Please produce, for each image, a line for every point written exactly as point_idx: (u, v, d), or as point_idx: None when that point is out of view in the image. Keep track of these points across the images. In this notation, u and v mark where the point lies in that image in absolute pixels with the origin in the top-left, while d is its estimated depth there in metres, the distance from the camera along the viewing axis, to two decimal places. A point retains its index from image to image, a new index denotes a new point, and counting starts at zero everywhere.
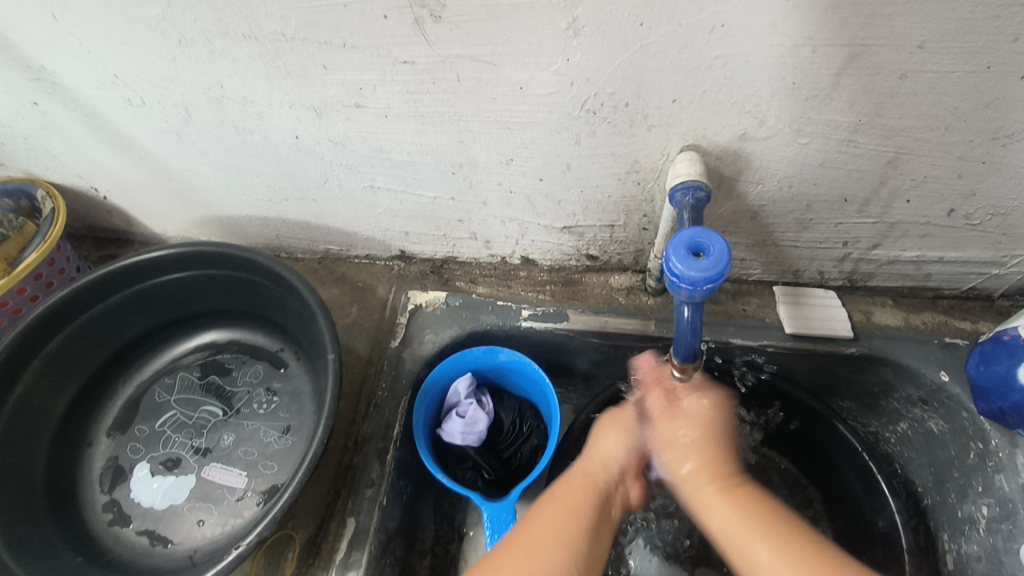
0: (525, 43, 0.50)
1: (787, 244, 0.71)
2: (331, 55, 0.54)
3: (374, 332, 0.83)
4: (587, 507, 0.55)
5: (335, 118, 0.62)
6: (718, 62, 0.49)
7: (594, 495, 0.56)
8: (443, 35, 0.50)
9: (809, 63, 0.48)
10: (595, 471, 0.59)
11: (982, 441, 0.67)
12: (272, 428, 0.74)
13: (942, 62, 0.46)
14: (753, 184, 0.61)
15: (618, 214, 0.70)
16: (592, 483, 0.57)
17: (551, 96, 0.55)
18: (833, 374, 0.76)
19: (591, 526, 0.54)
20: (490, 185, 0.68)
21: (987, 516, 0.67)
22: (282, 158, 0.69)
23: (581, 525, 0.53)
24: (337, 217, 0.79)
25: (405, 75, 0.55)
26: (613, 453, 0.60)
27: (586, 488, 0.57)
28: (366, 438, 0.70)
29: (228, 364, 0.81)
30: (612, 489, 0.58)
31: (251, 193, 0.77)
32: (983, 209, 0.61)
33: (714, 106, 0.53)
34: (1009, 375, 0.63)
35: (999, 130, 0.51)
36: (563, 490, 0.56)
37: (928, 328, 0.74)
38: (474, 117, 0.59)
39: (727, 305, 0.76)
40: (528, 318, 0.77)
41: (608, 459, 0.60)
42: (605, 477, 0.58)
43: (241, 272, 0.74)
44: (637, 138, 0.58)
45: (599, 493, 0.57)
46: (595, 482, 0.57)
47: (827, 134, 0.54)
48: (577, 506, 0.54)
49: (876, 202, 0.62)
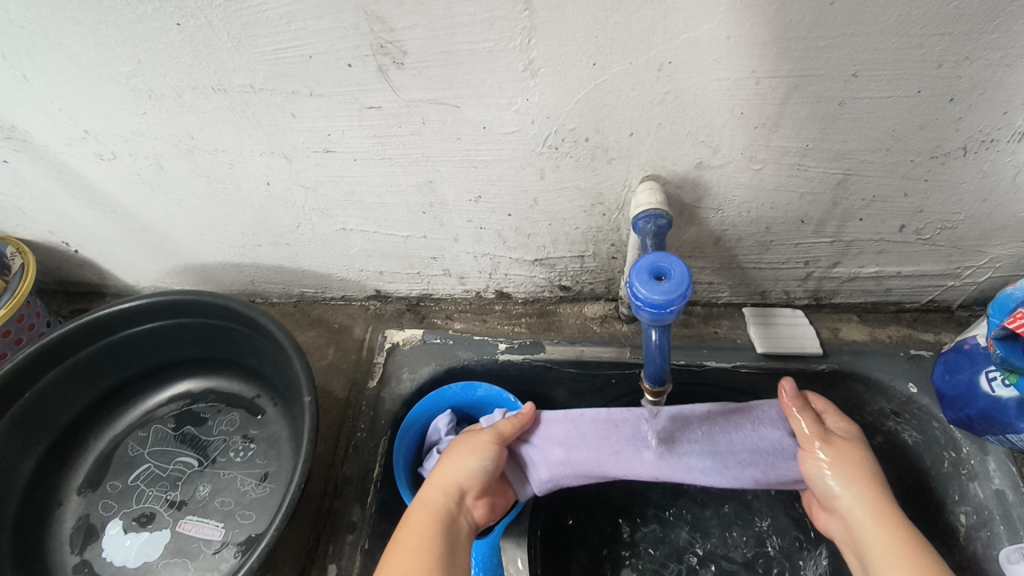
0: (485, 86, 0.52)
1: (751, 266, 0.73)
2: (299, 104, 0.56)
3: (351, 373, 0.82)
4: (429, 539, 0.53)
5: (304, 163, 0.63)
6: (669, 96, 0.51)
7: (433, 525, 0.54)
8: (406, 81, 0.52)
9: (755, 94, 0.50)
10: (434, 502, 0.57)
11: (954, 450, 0.68)
12: (249, 476, 0.73)
13: (876, 89, 0.49)
14: (714, 210, 0.64)
15: (587, 244, 0.71)
16: (432, 512, 0.56)
17: (514, 135, 0.57)
18: (807, 392, 0.77)
19: (443, 556, 0.52)
20: (461, 222, 0.70)
21: (966, 526, 0.66)
22: (255, 205, 0.70)
23: (435, 552, 0.52)
24: (312, 259, 0.79)
25: (372, 120, 0.57)
26: (451, 477, 0.59)
27: (428, 521, 0.55)
28: (345, 481, 0.70)
29: (203, 414, 0.79)
30: (452, 516, 0.56)
31: (224, 240, 0.77)
32: (932, 224, 0.64)
33: (670, 138, 0.55)
34: (972, 383, 0.65)
35: (937, 150, 0.54)
36: (405, 533, 0.54)
37: (894, 341, 0.76)
38: (441, 157, 0.60)
39: (699, 329, 0.78)
40: (505, 352, 0.78)
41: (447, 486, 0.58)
42: (443, 505, 0.57)
43: (216, 319, 0.74)
44: (600, 171, 0.60)
45: (440, 523, 0.55)
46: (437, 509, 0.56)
47: (778, 159, 0.57)
48: (420, 543, 0.52)
49: (831, 222, 0.64)
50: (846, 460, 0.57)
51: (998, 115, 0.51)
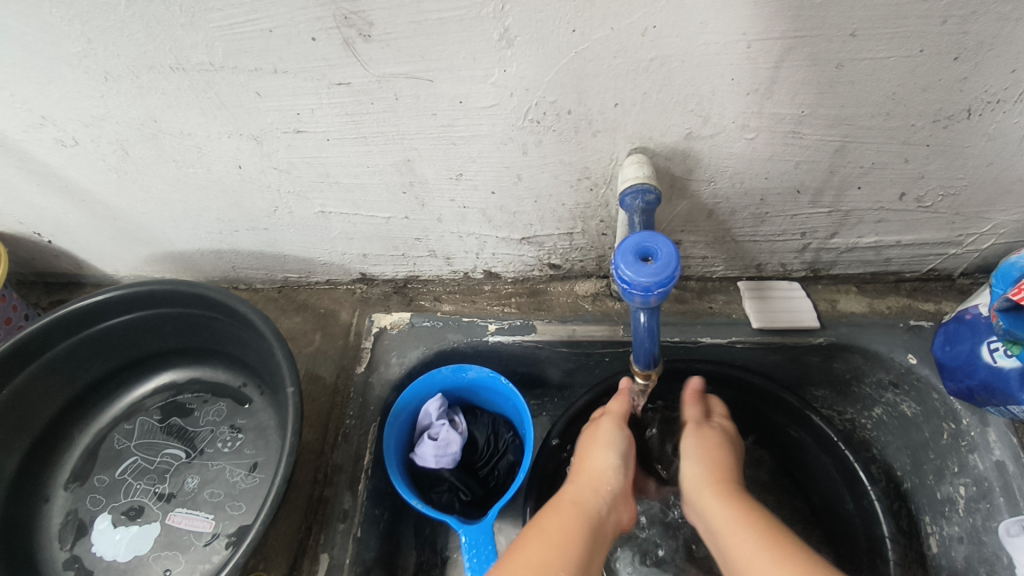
0: (458, 57, 0.49)
1: (746, 239, 0.70)
2: (263, 82, 0.53)
3: (339, 358, 0.80)
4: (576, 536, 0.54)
5: (275, 145, 0.60)
6: (654, 63, 0.48)
7: (582, 523, 0.56)
8: (375, 54, 0.49)
9: (746, 59, 0.47)
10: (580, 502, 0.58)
11: (954, 421, 0.67)
12: (238, 466, 0.72)
13: (876, 49, 0.46)
14: (705, 182, 0.61)
15: (575, 221, 0.68)
16: (579, 509, 0.57)
17: (492, 109, 0.54)
18: (804, 365, 0.76)
19: (583, 556, 0.53)
20: (443, 202, 0.67)
21: (965, 496, 0.67)
22: (228, 189, 0.67)
23: (565, 553, 0.52)
24: (293, 244, 0.76)
25: (342, 97, 0.54)
26: (602, 467, 0.62)
27: (573, 517, 0.56)
28: (337, 468, 0.69)
29: (189, 404, 0.77)
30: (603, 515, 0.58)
31: (200, 226, 0.74)
32: (933, 190, 0.61)
33: (658, 108, 0.52)
34: (974, 353, 0.64)
35: (940, 113, 0.51)
36: (549, 520, 0.56)
37: (893, 311, 0.74)
38: (418, 134, 0.57)
39: (693, 304, 0.76)
40: (494, 333, 0.76)
41: (599, 485, 0.60)
42: (596, 505, 0.58)
43: (195, 309, 0.72)
44: (584, 145, 0.57)
45: (590, 525, 0.56)
46: (561, 532, 0.54)
47: (772, 128, 0.54)
48: (567, 538, 0.54)
49: (828, 191, 0.61)
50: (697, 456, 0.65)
51: (1004, 74, 0.47)
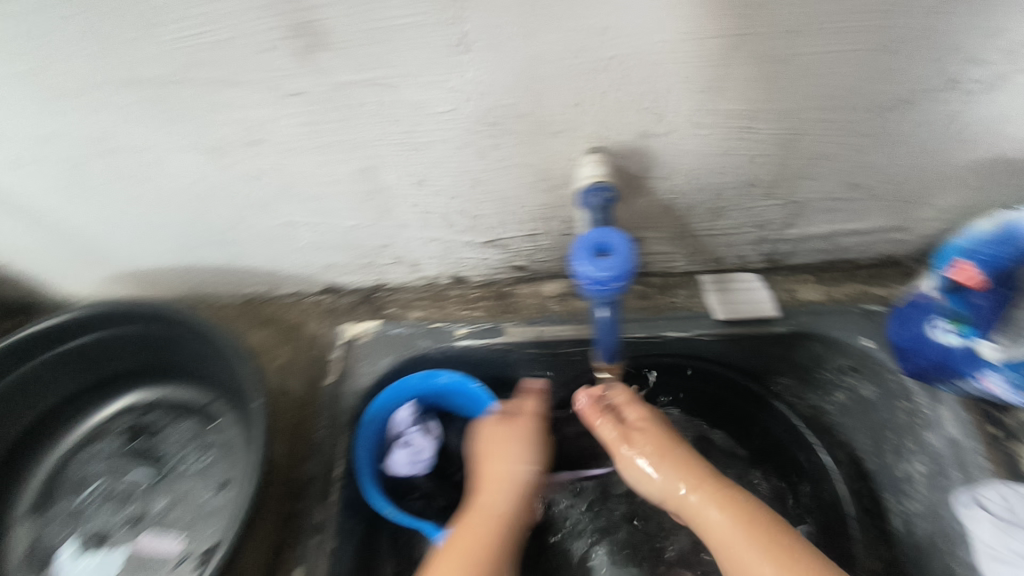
0: (416, 63, 0.49)
1: (705, 234, 0.72)
2: (218, 93, 0.52)
3: (308, 371, 0.79)
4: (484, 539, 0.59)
5: (234, 157, 0.60)
6: (613, 62, 0.49)
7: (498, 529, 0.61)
8: (331, 62, 0.49)
9: (695, 57, 0.49)
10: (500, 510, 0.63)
11: (909, 400, 0.70)
12: (207, 485, 0.70)
13: (816, 44, 0.48)
14: (662, 179, 0.62)
15: (538, 222, 0.69)
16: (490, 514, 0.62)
17: (450, 114, 0.54)
18: (768, 354, 0.78)
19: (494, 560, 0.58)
20: (406, 208, 0.67)
21: (923, 473, 0.69)
22: (187, 203, 0.66)
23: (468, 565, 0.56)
24: (256, 257, 0.76)
25: (299, 107, 0.54)
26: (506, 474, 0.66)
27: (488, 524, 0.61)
28: (309, 481, 0.68)
29: (155, 425, 0.76)
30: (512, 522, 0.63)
31: (159, 242, 0.73)
32: (878, 179, 0.63)
33: (613, 107, 0.54)
34: (925, 335, 0.66)
35: (880, 104, 0.54)
36: (464, 528, 0.60)
37: (848, 298, 0.76)
38: (378, 142, 0.58)
39: (655, 300, 0.78)
40: (463, 337, 0.77)
41: (504, 483, 0.65)
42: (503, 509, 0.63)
43: (158, 327, 0.70)
44: (542, 146, 0.58)
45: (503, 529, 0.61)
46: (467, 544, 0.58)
47: (723, 124, 0.55)
48: (479, 543, 0.59)
49: (781, 184, 0.63)
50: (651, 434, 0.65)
51: (935, 66, 0.50)
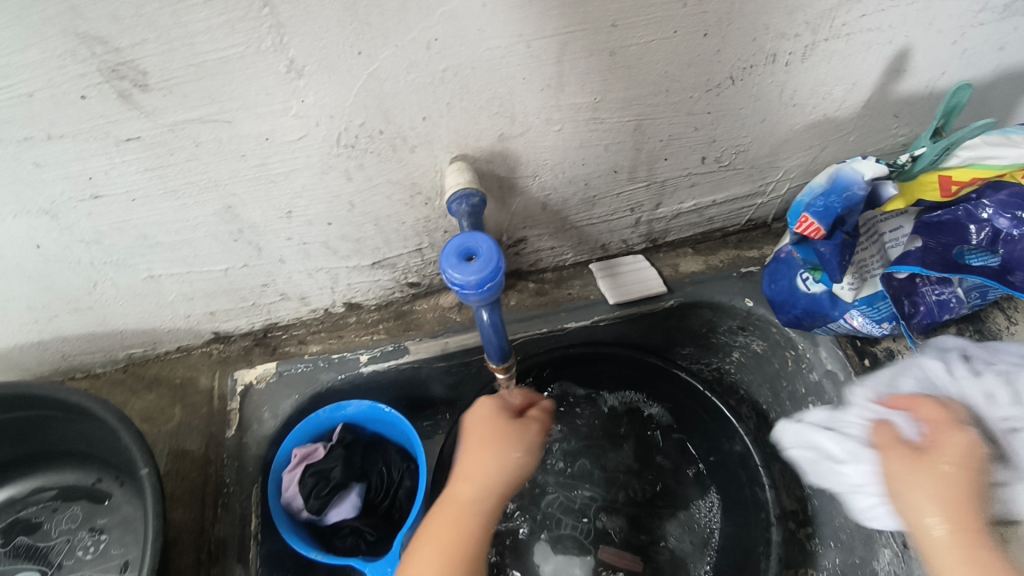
0: (251, 94, 0.48)
1: (585, 224, 0.74)
2: (38, 151, 0.48)
3: (206, 428, 0.74)
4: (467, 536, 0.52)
5: (74, 216, 0.55)
6: (448, 73, 0.50)
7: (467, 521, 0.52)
8: (158, 103, 0.47)
9: (530, 58, 0.51)
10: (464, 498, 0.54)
11: (793, 347, 0.76)
12: (107, 571, 0.65)
13: (638, 34, 0.51)
14: (531, 177, 0.64)
15: (420, 237, 0.69)
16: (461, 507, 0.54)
17: (301, 141, 0.53)
18: (664, 328, 0.82)
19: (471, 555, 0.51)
20: (280, 242, 0.65)
21: (815, 411, 0.75)
22: (31, 273, 0.60)
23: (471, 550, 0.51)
24: (126, 317, 0.70)
25: (135, 153, 0.51)
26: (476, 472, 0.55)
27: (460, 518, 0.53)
28: (221, 543, 0.64)
29: (36, 519, 0.68)
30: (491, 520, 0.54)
31: (9, 319, 0.66)
32: (727, 150, 0.68)
33: (464, 114, 0.54)
34: (793, 286, 0.71)
35: (709, 83, 0.58)
36: (433, 522, 0.53)
37: (726, 263, 0.81)
38: (232, 179, 0.55)
39: (553, 294, 0.80)
40: (368, 363, 0.75)
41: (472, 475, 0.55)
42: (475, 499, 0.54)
43: (20, 411, 0.64)
44: (405, 161, 0.58)
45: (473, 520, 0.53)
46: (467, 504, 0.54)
47: (574, 118, 0.58)
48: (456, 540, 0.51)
49: (641, 166, 0.67)
50: (918, 474, 0.48)
51: (749, 43, 0.54)
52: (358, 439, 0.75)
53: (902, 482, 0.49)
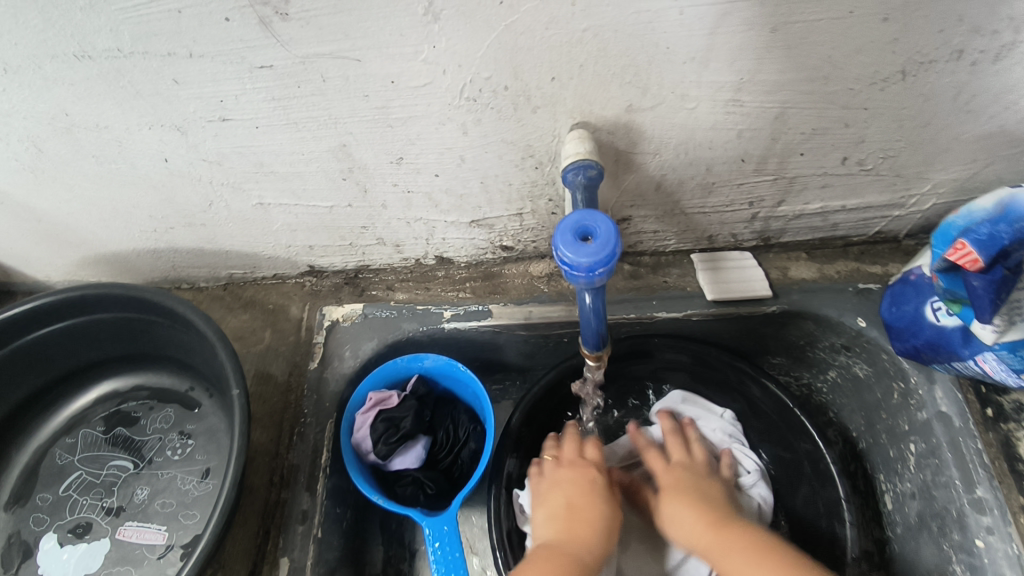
0: (384, 33, 0.47)
1: (696, 211, 0.69)
2: (179, 68, 0.50)
3: (291, 356, 0.77)
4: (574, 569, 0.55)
5: (201, 135, 0.57)
6: (587, 34, 0.47)
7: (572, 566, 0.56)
8: (296, 34, 0.46)
9: (680, 26, 0.46)
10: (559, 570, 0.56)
11: (903, 380, 0.69)
12: (190, 473, 0.69)
13: (806, 12, 0.45)
14: (650, 155, 0.60)
15: (523, 201, 0.67)
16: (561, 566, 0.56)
17: (425, 88, 0.52)
18: (759, 334, 0.77)
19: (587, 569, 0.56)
20: (386, 187, 0.64)
21: (916, 453, 0.69)
22: (156, 184, 0.63)
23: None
24: (233, 239, 0.73)
25: (266, 81, 0.51)
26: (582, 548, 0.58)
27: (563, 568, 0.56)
28: (293, 469, 0.68)
29: (135, 413, 0.74)
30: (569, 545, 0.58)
31: (132, 224, 0.70)
32: (874, 154, 0.61)
33: (595, 80, 0.51)
34: (918, 314, 0.65)
35: (874, 75, 0.51)
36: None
37: (843, 276, 0.75)
38: (351, 118, 0.55)
39: (648, 280, 0.76)
40: (451, 319, 0.75)
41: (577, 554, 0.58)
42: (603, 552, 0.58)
43: (131, 312, 0.68)
44: (524, 121, 0.55)
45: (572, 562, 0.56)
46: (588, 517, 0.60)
47: (712, 97, 0.53)
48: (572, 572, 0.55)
49: (772, 159, 0.61)
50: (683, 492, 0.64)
51: (934, 34, 0.48)
52: (430, 393, 0.77)
53: (676, 509, 0.62)
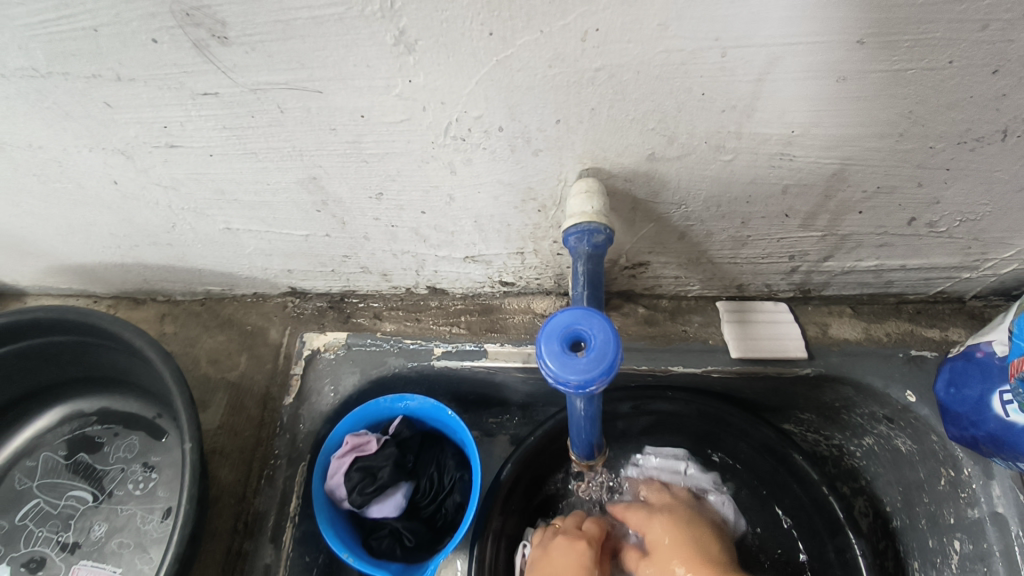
0: (348, 64, 0.38)
1: (725, 261, 0.59)
2: (109, 90, 0.41)
3: (266, 385, 0.71)
4: None
5: (150, 160, 0.49)
6: (601, 74, 0.37)
7: None
8: (240, 60, 0.38)
9: (720, 70, 0.36)
10: None
11: (955, 468, 0.60)
12: (151, 512, 0.64)
13: (889, 59, 0.35)
14: (674, 205, 0.50)
15: (524, 242, 0.58)
16: None
17: (403, 125, 0.43)
18: (788, 393, 0.67)
19: None
20: (366, 221, 0.56)
21: (961, 553, 0.60)
22: (110, 205, 0.56)
23: None
24: (205, 259, 0.66)
25: (214, 109, 0.42)
26: None
27: None
28: (259, 517, 0.62)
29: (98, 438, 0.69)
30: None
31: (92, 240, 0.64)
32: (949, 216, 0.50)
33: (610, 125, 0.41)
34: (983, 401, 0.55)
35: (966, 134, 0.41)
36: None
37: (892, 339, 0.65)
38: (319, 151, 0.46)
39: (665, 327, 0.67)
40: (441, 357, 0.67)
41: None
42: None
43: (89, 337, 0.62)
44: (523, 165, 0.46)
45: None
46: None
47: (756, 149, 0.43)
48: None
49: (822, 216, 0.51)
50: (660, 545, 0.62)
51: None
52: (415, 435, 0.70)
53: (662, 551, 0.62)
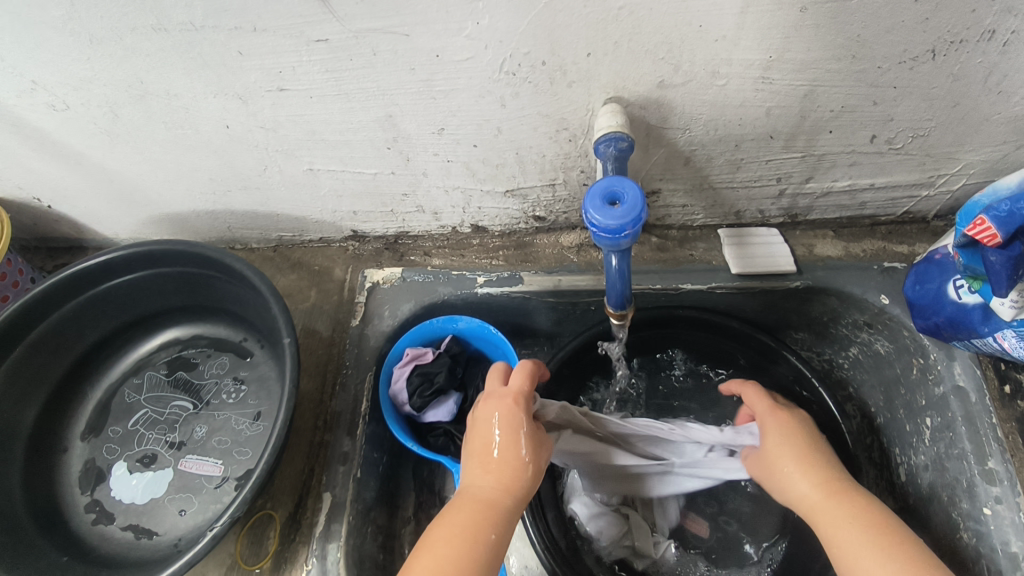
0: (432, 11, 0.50)
1: (724, 186, 0.71)
2: (244, 40, 0.54)
3: (335, 313, 0.83)
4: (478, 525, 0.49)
5: (261, 104, 0.61)
6: (623, 12, 0.49)
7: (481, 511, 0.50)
8: (351, 10, 0.50)
9: (712, 4, 0.48)
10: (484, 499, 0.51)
11: (923, 355, 0.70)
12: (243, 415, 0.76)
13: None
14: (680, 130, 0.62)
15: (556, 172, 0.70)
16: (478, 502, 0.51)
17: (468, 62, 0.55)
18: (784, 308, 0.79)
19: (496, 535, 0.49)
20: (427, 156, 0.68)
21: (931, 427, 0.70)
22: (217, 149, 0.69)
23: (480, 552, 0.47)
24: (285, 203, 0.79)
25: (322, 54, 0.55)
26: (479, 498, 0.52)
27: (477, 510, 0.50)
28: (336, 415, 0.73)
29: (194, 359, 0.81)
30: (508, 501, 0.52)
31: (193, 187, 0.76)
32: (903, 132, 0.62)
33: (629, 57, 0.54)
34: (941, 291, 0.66)
35: (904, 54, 0.53)
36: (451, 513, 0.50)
37: (868, 255, 0.76)
38: (398, 89, 0.59)
39: (675, 253, 0.78)
40: (483, 285, 0.79)
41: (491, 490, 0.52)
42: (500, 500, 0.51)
43: (193, 267, 0.74)
44: (559, 96, 0.58)
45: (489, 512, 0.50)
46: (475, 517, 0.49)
47: (743, 74, 0.55)
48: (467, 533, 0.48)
49: (800, 136, 0.63)
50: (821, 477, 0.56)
51: (967, 13, 0.48)
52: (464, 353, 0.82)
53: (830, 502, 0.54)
